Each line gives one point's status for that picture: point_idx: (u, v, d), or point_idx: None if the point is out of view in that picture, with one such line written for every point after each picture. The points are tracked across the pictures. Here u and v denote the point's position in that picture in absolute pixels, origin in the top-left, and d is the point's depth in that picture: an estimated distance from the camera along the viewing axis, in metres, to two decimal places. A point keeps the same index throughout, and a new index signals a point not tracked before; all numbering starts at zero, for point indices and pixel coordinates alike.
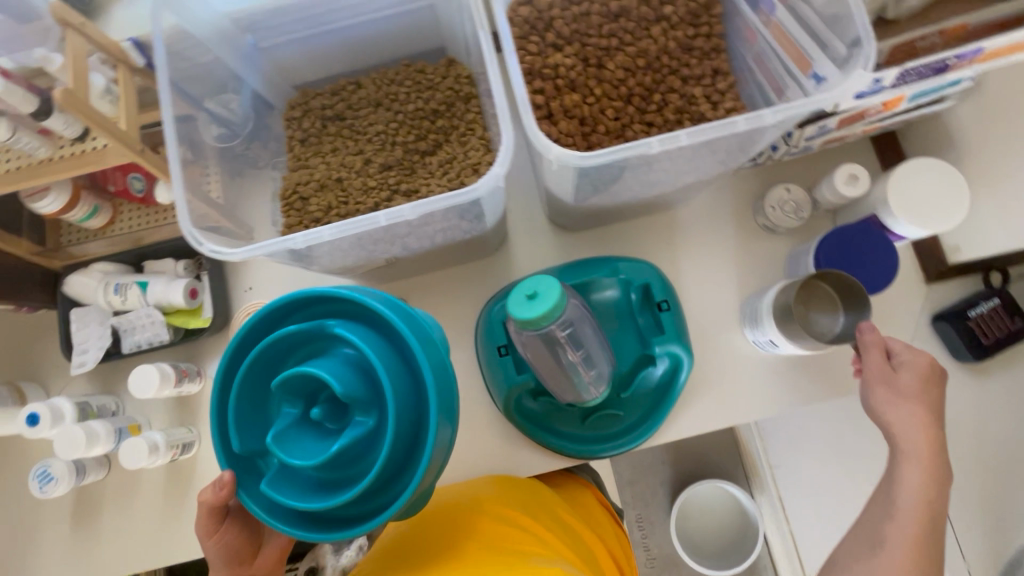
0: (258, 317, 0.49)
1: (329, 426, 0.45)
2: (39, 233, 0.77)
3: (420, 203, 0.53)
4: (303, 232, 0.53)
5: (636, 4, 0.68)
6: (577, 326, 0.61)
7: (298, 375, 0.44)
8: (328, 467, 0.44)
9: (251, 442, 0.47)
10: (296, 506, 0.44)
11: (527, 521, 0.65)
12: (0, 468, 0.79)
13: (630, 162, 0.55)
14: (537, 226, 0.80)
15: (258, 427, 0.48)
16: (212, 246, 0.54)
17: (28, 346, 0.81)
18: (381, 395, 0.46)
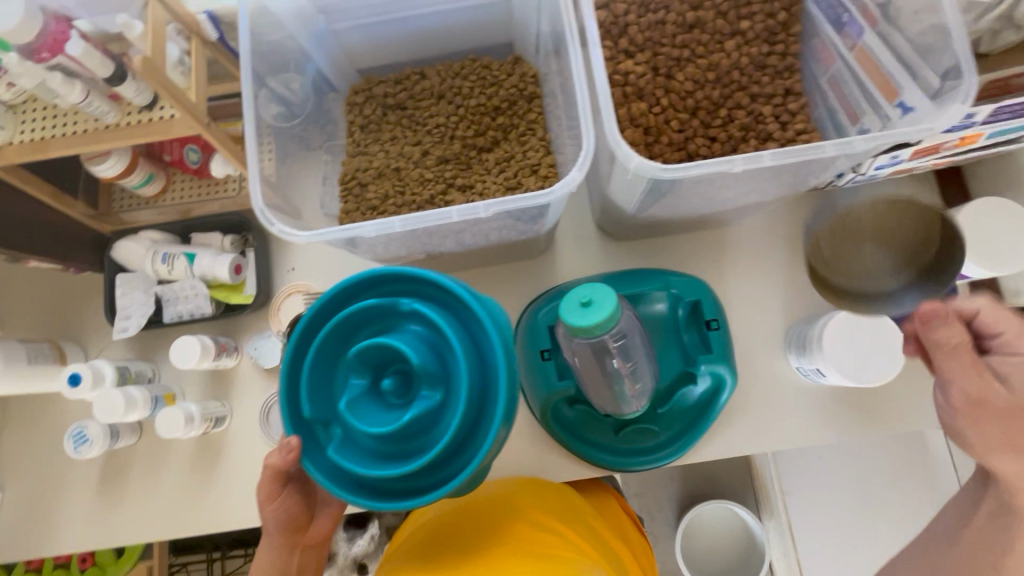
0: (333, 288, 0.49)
1: (400, 398, 0.45)
2: (93, 196, 0.78)
3: (494, 203, 0.54)
4: (375, 222, 0.54)
5: (713, 16, 0.67)
6: (629, 337, 0.60)
7: (375, 344, 0.45)
8: (398, 438, 0.44)
9: (318, 409, 0.47)
10: (362, 473, 0.45)
11: (559, 528, 0.64)
12: (34, 424, 0.80)
13: (702, 177, 0.54)
14: (585, 232, 0.79)
15: (324, 397, 0.48)
16: (283, 226, 0.55)
17: (71, 306, 0.82)
18: (452, 373, 0.46)
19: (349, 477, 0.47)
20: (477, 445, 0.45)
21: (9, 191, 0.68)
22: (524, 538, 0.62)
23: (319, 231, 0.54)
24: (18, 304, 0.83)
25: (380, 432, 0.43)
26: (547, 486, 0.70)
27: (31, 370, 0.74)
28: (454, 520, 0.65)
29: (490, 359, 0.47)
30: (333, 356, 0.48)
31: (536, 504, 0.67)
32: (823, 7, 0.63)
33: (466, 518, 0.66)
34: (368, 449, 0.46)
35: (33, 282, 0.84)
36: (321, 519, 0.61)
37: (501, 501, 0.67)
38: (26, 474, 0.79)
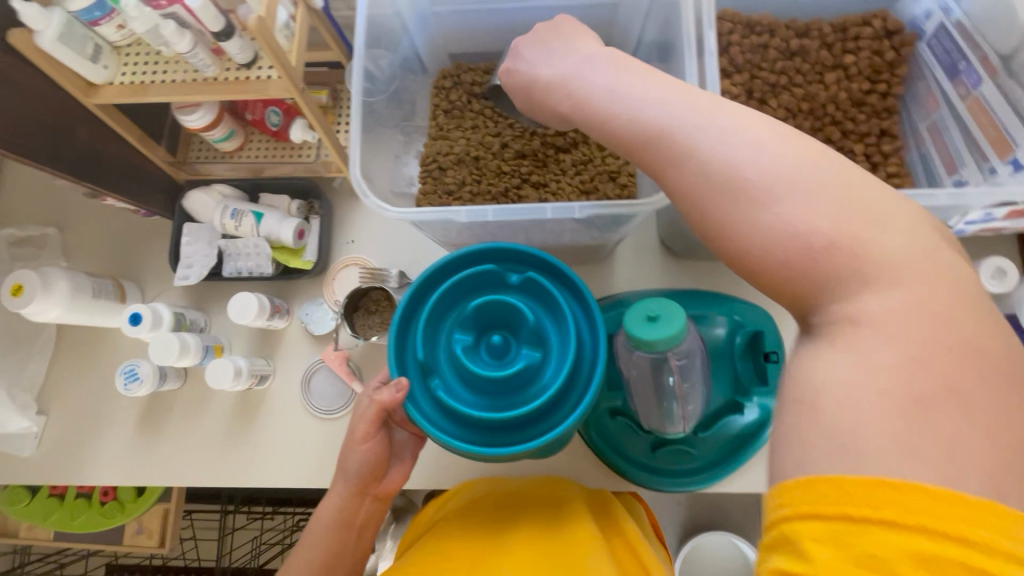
0: (451, 256, 0.56)
1: (510, 352, 0.52)
2: (174, 145, 0.79)
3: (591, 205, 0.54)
4: (468, 207, 0.54)
5: (817, 45, 0.66)
6: (690, 358, 0.60)
7: (497, 301, 0.52)
8: (505, 384, 0.51)
9: (428, 355, 0.53)
10: (468, 413, 0.50)
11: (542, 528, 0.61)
12: (85, 355, 0.83)
13: None
14: (647, 245, 0.78)
15: (433, 346, 0.54)
16: (378, 200, 0.55)
17: (136, 247, 0.85)
18: (553, 338, 0.53)
19: (447, 422, 0.52)
20: (573, 403, 0.52)
21: (101, 128, 0.70)
22: (545, 534, 0.60)
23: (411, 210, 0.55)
24: (87, 237, 0.86)
25: (496, 375, 0.50)
26: (570, 487, 0.69)
27: (94, 304, 0.76)
28: (475, 515, 0.65)
29: (587, 331, 0.54)
30: (445, 311, 0.55)
31: (560, 500, 0.66)
32: (938, 52, 0.61)
33: (475, 510, 0.65)
34: (474, 395, 0.52)
35: (104, 218, 0.86)
36: (392, 474, 0.62)
37: (524, 500, 0.66)
38: (71, 403, 0.82)
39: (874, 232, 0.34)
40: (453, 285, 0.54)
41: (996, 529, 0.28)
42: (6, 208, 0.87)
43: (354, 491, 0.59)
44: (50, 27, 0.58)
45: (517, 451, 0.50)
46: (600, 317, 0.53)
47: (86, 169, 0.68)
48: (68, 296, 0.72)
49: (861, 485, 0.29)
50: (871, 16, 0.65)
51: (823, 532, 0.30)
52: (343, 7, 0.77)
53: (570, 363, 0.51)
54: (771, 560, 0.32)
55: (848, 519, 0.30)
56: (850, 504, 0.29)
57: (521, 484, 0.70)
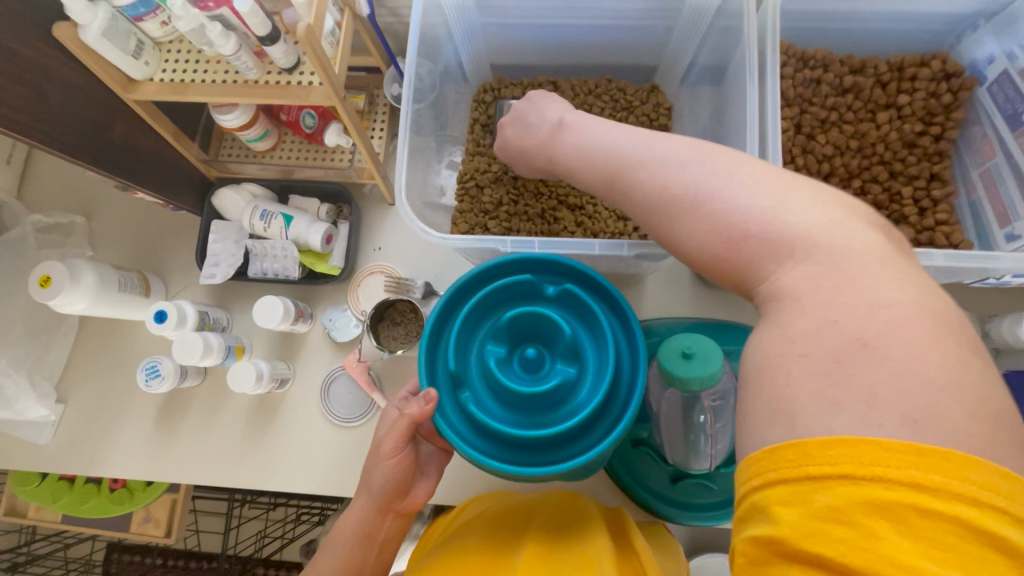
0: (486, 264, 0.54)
1: (545, 367, 0.50)
2: (207, 142, 0.79)
3: (639, 244, 0.56)
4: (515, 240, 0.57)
5: (871, 83, 0.64)
6: (724, 399, 0.60)
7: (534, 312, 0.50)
8: (540, 400, 0.49)
9: (459, 367, 0.51)
10: (500, 429, 0.48)
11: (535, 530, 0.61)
12: (107, 346, 0.83)
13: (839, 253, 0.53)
14: (679, 272, 0.77)
15: (465, 358, 0.52)
16: (423, 225, 0.55)
17: (162, 241, 0.85)
18: (590, 354, 0.51)
19: (476, 437, 0.50)
20: (610, 422, 0.49)
21: (137, 122, 0.70)
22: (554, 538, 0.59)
23: (453, 237, 0.56)
24: (114, 227, 0.85)
25: (532, 391, 0.48)
26: (584, 500, 0.68)
27: (119, 298, 0.75)
28: (488, 520, 0.64)
29: (627, 348, 0.52)
30: (478, 322, 0.53)
31: (572, 511, 0.65)
32: (999, 98, 0.58)
33: (477, 518, 0.65)
34: (506, 410, 0.50)
35: (132, 208, 0.86)
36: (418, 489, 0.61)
37: (537, 510, 0.66)
38: (90, 394, 0.82)
39: (936, 293, 0.34)
40: (487, 295, 0.52)
41: (952, 475, 0.28)
42: (35, 193, 0.86)
43: (379, 507, 0.57)
44: (95, 23, 0.57)
45: (551, 470, 0.47)
46: (640, 333, 0.51)
47: (121, 163, 0.68)
48: (94, 290, 0.71)
49: (825, 446, 0.30)
50: (930, 56, 0.63)
51: (792, 491, 0.31)
52: (386, 13, 0.76)
53: (609, 379, 0.49)
54: (749, 528, 0.33)
55: (813, 479, 0.30)
56: (813, 464, 0.30)
57: (536, 496, 0.69)
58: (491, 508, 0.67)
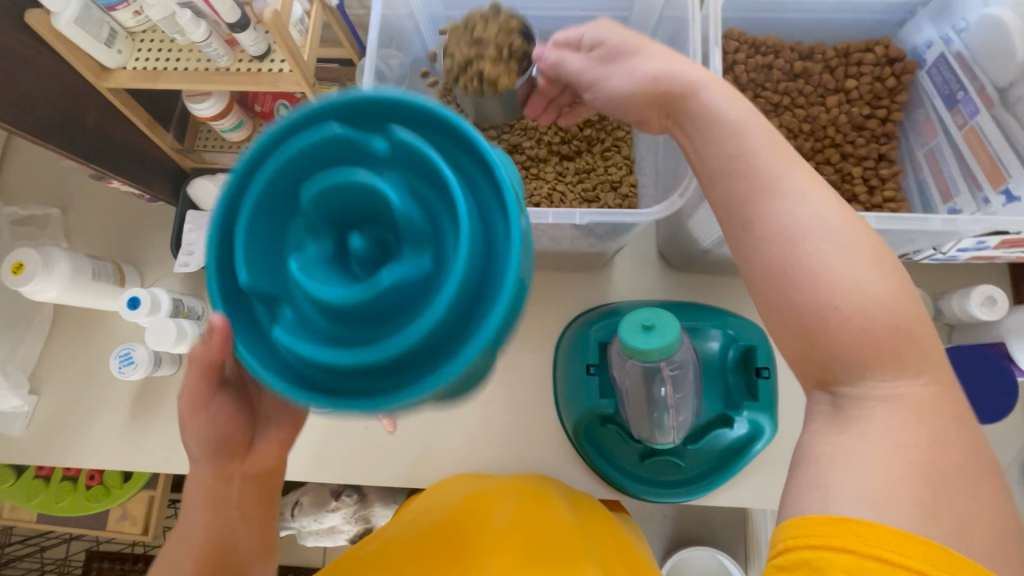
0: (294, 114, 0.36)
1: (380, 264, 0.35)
2: (182, 133, 0.80)
3: (592, 213, 0.57)
4: None
5: (820, 68, 0.68)
6: (683, 369, 0.63)
7: (343, 187, 0.34)
8: (360, 314, 0.34)
9: (262, 277, 0.36)
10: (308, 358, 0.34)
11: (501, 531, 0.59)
12: (82, 337, 0.83)
13: None
14: (645, 257, 0.79)
15: (270, 263, 0.36)
16: None
17: (139, 232, 0.86)
18: (442, 241, 0.35)
19: (302, 378, 0.36)
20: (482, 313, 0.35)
21: (111, 112, 0.71)
22: (532, 536, 0.58)
23: None
24: (90, 218, 0.86)
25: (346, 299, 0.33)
26: (550, 493, 0.67)
27: (93, 286, 0.76)
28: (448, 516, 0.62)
29: (493, 211, 0.36)
30: (285, 208, 0.37)
31: (539, 505, 0.64)
32: (937, 81, 0.63)
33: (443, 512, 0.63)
34: (334, 334, 0.35)
35: (108, 201, 0.86)
36: (262, 450, 0.54)
37: (501, 503, 0.64)
38: (64, 384, 0.81)
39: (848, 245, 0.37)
40: (276, 180, 0.36)
41: None
42: (10, 186, 0.87)
43: (217, 472, 0.51)
44: (68, 10, 0.58)
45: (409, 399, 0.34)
46: (513, 202, 0.35)
47: (96, 150, 0.69)
48: (68, 277, 0.72)
49: (899, 538, 0.32)
50: (874, 43, 0.67)
51: (852, 564, 0.33)
52: (357, 6, 0.78)
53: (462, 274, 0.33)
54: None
55: (877, 561, 0.32)
56: (881, 547, 0.32)
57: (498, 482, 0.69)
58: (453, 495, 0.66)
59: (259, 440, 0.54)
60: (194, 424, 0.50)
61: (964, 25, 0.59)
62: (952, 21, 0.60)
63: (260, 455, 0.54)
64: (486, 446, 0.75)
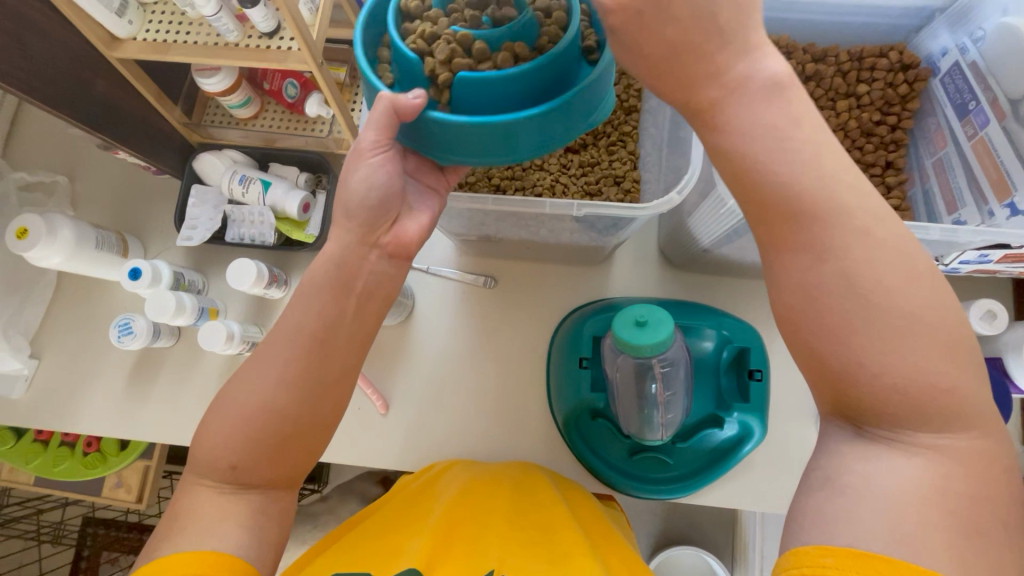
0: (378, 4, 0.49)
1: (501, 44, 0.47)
2: (190, 106, 0.80)
3: (590, 205, 0.56)
4: (492, 197, 0.58)
5: (833, 72, 0.67)
6: (674, 366, 0.63)
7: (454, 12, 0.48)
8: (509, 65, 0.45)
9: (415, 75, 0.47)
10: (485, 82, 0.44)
11: (492, 521, 0.57)
12: (84, 304, 0.84)
13: None
14: (645, 254, 0.79)
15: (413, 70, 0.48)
16: None
17: (144, 204, 0.86)
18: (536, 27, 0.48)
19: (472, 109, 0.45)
20: (590, 62, 0.48)
21: (119, 82, 0.71)
22: (531, 522, 0.58)
23: (502, 197, 0.58)
24: (97, 187, 0.87)
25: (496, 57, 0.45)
26: (544, 481, 0.67)
27: (96, 255, 0.77)
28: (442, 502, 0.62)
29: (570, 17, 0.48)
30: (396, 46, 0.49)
31: (530, 493, 0.64)
32: (950, 89, 0.62)
33: (431, 502, 0.62)
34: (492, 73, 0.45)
35: (115, 170, 0.87)
36: (407, 223, 0.54)
37: (495, 491, 0.63)
38: (63, 351, 0.83)
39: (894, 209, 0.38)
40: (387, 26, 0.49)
41: None
42: (20, 152, 0.87)
43: (360, 238, 0.52)
44: None
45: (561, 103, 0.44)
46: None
47: (103, 120, 0.69)
48: (71, 245, 0.72)
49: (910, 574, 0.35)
50: (888, 48, 0.66)
51: None
52: None
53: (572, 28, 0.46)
54: None
55: None
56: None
57: (493, 474, 0.68)
58: (447, 483, 0.65)
59: (406, 216, 0.54)
60: (356, 174, 0.50)
61: (980, 33, 0.58)
62: (968, 29, 0.60)
63: (404, 228, 0.54)
64: (476, 433, 0.75)
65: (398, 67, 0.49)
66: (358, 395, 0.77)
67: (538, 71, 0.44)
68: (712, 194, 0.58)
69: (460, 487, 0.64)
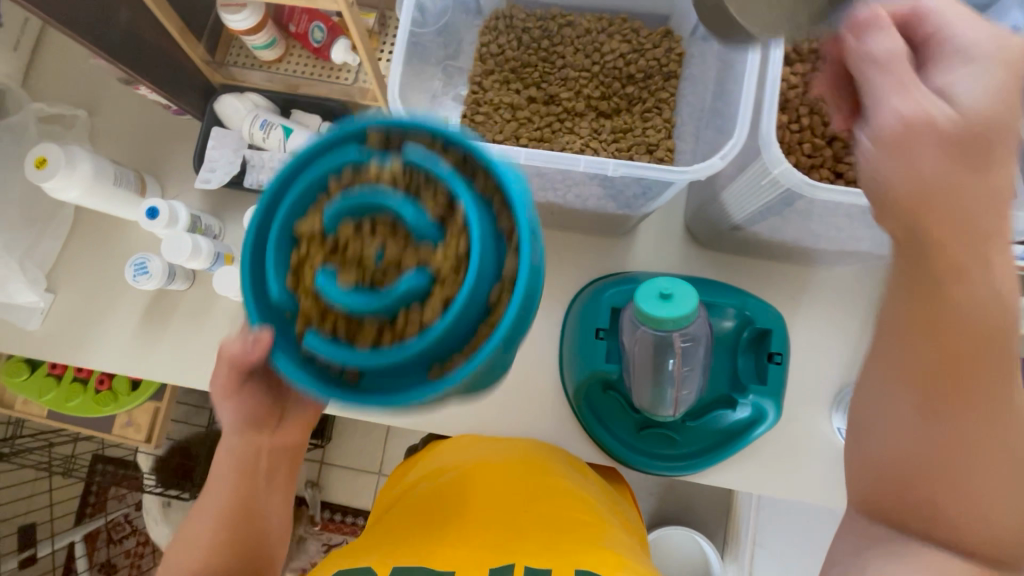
0: (280, 175, 0.42)
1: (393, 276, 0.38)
2: (214, 45, 0.78)
3: (627, 165, 0.54)
4: (525, 150, 0.55)
5: None
6: (695, 343, 0.61)
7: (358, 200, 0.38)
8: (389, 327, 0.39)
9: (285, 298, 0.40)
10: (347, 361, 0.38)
11: (515, 519, 0.59)
12: (100, 241, 0.84)
13: (801, 207, 0.57)
14: (670, 228, 0.77)
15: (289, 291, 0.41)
16: None
17: (163, 143, 0.85)
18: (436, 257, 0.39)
19: (335, 376, 0.40)
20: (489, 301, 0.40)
21: (145, 13, 0.69)
22: (552, 518, 0.59)
23: (535, 150, 0.56)
24: (117, 123, 0.85)
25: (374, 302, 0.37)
26: (556, 463, 0.64)
27: (114, 192, 0.76)
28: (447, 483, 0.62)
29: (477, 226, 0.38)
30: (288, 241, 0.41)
31: (538, 469, 0.63)
32: None
33: (449, 493, 0.62)
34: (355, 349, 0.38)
35: (135, 107, 0.85)
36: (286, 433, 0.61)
37: (511, 479, 0.63)
38: (79, 286, 0.83)
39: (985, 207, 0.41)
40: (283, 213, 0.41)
41: None
42: (40, 81, 0.86)
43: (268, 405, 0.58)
44: None
45: (433, 392, 0.38)
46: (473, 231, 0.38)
47: (128, 52, 0.67)
48: (90, 179, 0.72)
49: None
50: None
51: None
52: None
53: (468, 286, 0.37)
54: None
55: None
56: None
57: (502, 457, 0.64)
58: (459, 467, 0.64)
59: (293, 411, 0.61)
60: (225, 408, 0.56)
61: None
62: None
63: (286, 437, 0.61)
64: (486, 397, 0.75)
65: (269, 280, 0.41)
66: None
67: (418, 352, 0.38)
68: (755, 165, 0.56)
69: (477, 475, 0.63)
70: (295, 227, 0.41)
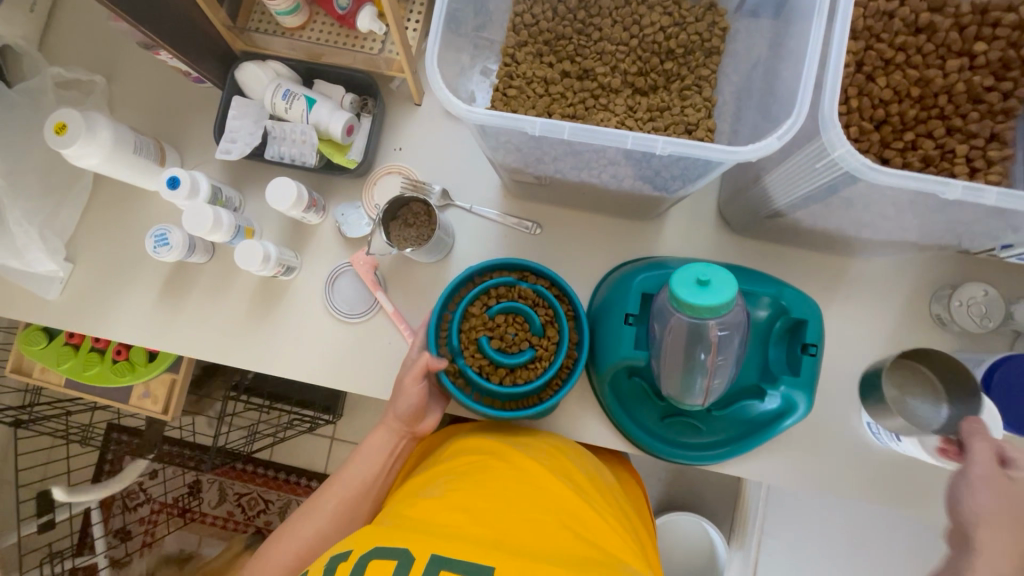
0: (464, 273, 0.69)
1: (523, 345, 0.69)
2: (235, 10, 0.76)
3: (676, 142, 0.52)
4: (570, 124, 0.53)
5: (949, 25, 0.60)
6: (730, 332, 0.60)
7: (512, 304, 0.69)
8: (517, 370, 0.68)
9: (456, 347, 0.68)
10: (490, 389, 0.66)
11: (551, 523, 0.53)
12: (118, 211, 0.82)
13: (849, 193, 0.55)
14: (701, 213, 0.75)
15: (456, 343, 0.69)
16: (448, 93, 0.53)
17: (182, 112, 0.83)
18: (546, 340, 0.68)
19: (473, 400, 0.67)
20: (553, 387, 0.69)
21: None
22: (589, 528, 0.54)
23: (580, 126, 0.53)
24: (135, 90, 0.83)
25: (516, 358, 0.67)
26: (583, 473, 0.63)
27: (133, 160, 0.74)
28: (461, 478, 0.58)
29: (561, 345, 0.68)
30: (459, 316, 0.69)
31: (570, 470, 0.62)
32: None
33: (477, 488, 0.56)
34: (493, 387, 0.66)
35: (153, 75, 0.83)
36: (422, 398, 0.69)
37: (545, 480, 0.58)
38: (97, 256, 0.82)
39: None
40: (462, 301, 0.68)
41: None
42: (57, 45, 0.84)
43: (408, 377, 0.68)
44: None
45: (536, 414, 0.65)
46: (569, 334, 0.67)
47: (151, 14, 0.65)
48: (109, 146, 0.70)
49: None
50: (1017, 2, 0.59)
51: None
52: None
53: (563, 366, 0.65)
54: None
55: None
56: None
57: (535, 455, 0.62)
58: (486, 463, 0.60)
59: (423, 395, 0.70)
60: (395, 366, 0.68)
61: None
62: None
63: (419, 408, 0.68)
64: None
65: (448, 335, 0.69)
66: (390, 330, 0.76)
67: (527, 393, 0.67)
68: (811, 147, 0.54)
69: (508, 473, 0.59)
70: (469, 308, 0.69)
